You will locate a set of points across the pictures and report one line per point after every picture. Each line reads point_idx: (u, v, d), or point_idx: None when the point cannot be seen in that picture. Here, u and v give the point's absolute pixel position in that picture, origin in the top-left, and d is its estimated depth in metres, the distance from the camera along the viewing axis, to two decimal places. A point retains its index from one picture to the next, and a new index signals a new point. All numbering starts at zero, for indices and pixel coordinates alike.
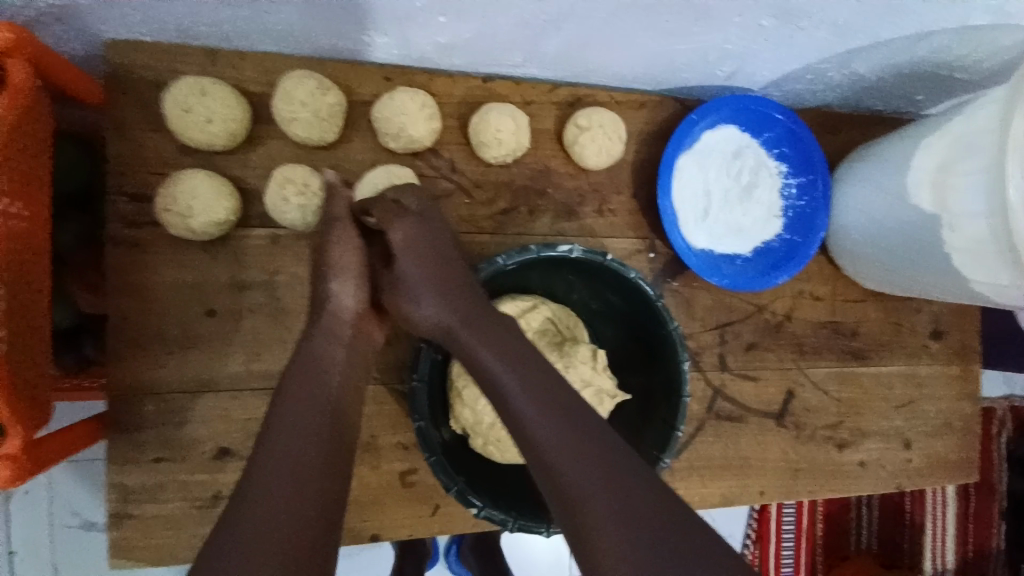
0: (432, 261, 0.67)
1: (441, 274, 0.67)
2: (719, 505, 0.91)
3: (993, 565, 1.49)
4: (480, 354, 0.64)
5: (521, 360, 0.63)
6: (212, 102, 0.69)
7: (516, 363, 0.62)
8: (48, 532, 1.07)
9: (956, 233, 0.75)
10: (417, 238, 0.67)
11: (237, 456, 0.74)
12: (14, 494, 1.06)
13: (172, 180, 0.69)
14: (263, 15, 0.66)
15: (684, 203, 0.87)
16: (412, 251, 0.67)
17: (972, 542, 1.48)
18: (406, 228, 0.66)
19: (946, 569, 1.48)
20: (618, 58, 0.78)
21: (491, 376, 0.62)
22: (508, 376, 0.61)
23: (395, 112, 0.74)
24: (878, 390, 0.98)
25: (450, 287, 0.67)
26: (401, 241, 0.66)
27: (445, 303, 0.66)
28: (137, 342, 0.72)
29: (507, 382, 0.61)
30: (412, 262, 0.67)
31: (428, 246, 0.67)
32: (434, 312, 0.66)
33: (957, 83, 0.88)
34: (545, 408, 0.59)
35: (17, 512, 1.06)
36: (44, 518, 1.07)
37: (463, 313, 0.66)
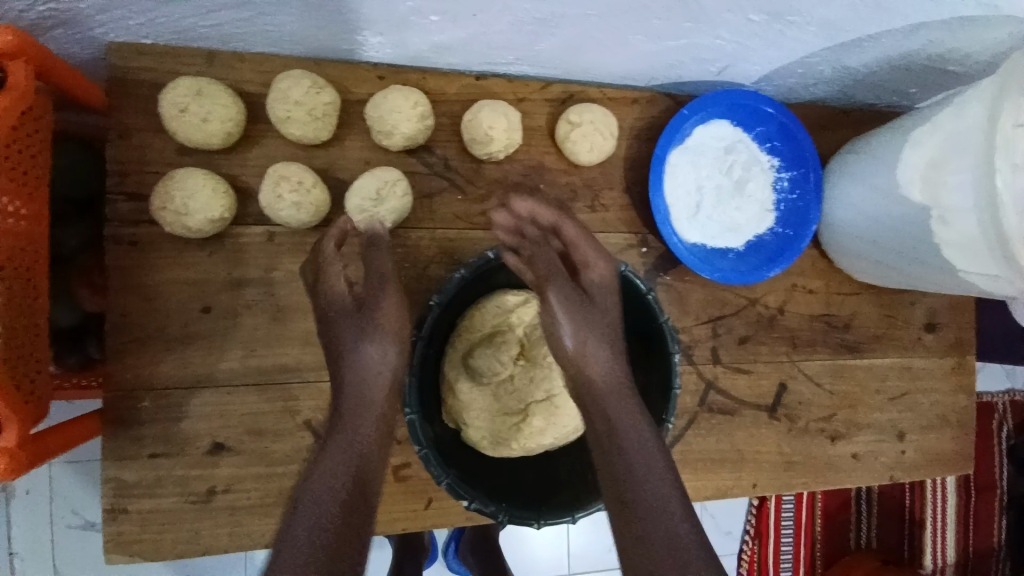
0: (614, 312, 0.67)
1: (618, 332, 0.67)
2: (713, 498, 0.92)
3: (993, 560, 1.50)
4: (618, 424, 0.61)
5: (647, 434, 0.60)
6: (208, 102, 0.70)
7: (643, 438, 0.60)
8: (50, 533, 1.09)
9: (946, 227, 0.75)
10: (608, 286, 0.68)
11: (234, 451, 0.75)
12: (18, 493, 1.08)
13: (168, 179, 0.70)
14: (257, 16, 0.66)
15: (677, 198, 0.88)
16: (598, 292, 0.68)
17: (972, 537, 1.49)
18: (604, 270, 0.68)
19: (947, 563, 1.48)
20: (611, 56, 0.79)
21: (617, 443, 0.60)
22: (632, 450, 0.59)
23: (388, 110, 0.75)
24: (872, 383, 0.99)
25: (616, 344, 0.66)
26: (597, 278, 0.68)
27: (610, 355, 0.65)
28: (136, 338, 0.73)
29: (632, 459, 0.59)
30: (604, 304, 0.67)
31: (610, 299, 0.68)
32: (603, 369, 0.64)
33: (950, 76, 0.88)
34: (661, 489, 0.57)
35: (20, 512, 1.08)
36: (46, 519, 1.08)
37: (617, 377, 0.64)
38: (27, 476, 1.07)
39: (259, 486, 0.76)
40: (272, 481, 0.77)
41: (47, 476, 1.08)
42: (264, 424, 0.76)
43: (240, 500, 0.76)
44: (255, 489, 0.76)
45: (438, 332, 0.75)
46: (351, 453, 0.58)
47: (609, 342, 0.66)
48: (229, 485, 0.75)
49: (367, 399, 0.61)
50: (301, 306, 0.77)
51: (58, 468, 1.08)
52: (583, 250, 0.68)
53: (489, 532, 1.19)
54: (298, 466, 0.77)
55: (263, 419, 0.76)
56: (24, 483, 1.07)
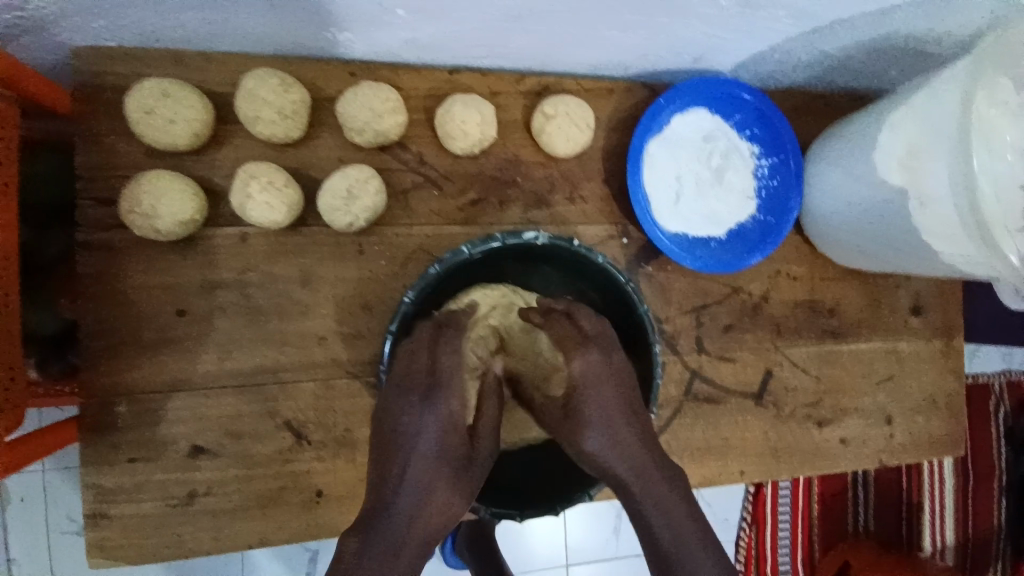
0: (611, 406, 0.67)
1: (625, 415, 0.68)
2: (701, 487, 0.92)
3: (993, 541, 1.49)
4: (639, 500, 0.65)
5: (662, 489, 0.65)
6: (173, 104, 0.69)
7: (661, 503, 0.64)
8: (47, 539, 1.09)
9: (923, 210, 0.74)
10: (595, 376, 0.68)
11: (213, 454, 0.75)
12: (12, 500, 1.07)
13: (136, 182, 0.70)
14: (221, 14, 0.66)
15: (656, 188, 0.87)
16: (588, 386, 0.68)
17: (971, 520, 1.48)
18: (592, 359, 0.68)
19: (945, 545, 1.47)
20: (583, 47, 0.78)
21: (641, 516, 0.64)
22: (658, 516, 0.64)
23: (359, 107, 0.74)
24: (858, 368, 0.98)
25: (626, 429, 0.67)
26: (582, 373, 0.68)
27: (615, 436, 0.67)
28: (111, 344, 0.73)
29: (655, 521, 0.64)
30: (593, 405, 0.67)
31: (605, 391, 0.68)
32: (617, 452, 0.66)
33: (929, 57, 0.87)
34: (688, 546, 0.62)
35: (16, 519, 1.08)
36: (42, 525, 1.08)
37: (633, 457, 0.66)
38: (22, 482, 1.07)
39: (239, 489, 0.76)
40: (253, 482, 0.76)
41: (42, 482, 1.08)
42: (243, 426, 0.76)
43: (220, 503, 0.76)
44: (236, 492, 0.76)
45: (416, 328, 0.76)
46: (429, 530, 0.61)
47: (617, 428, 0.67)
48: (209, 488, 0.75)
49: (438, 481, 0.63)
50: (277, 307, 0.77)
51: (53, 474, 1.08)
52: (567, 346, 0.70)
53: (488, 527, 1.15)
54: (279, 467, 0.77)
55: (242, 421, 0.76)
56: (18, 490, 1.07)
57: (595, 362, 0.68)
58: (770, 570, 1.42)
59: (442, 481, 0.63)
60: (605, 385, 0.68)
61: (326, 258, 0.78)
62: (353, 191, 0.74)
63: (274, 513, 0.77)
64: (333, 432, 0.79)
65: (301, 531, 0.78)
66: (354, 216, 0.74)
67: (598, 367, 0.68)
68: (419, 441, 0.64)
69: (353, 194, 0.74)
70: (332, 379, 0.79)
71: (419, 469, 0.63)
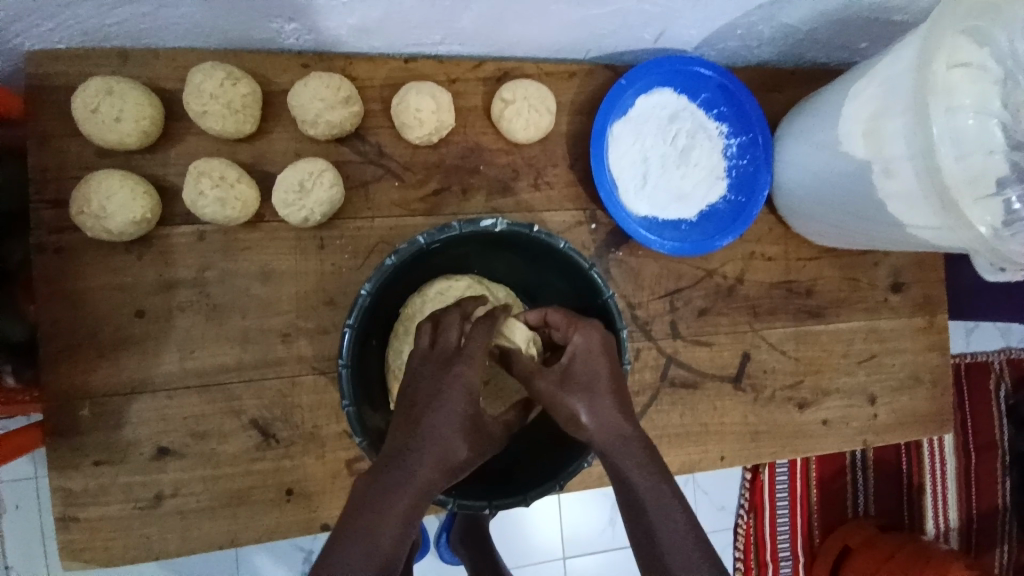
0: (603, 373, 0.63)
1: (615, 386, 0.64)
2: (680, 473, 0.91)
3: (998, 522, 1.46)
4: (621, 462, 0.61)
5: (651, 469, 0.61)
6: (119, 101, 0.68)
7: (644, 467, 0.61)
8: (43, 544, 1.08)
9: (889, 179, 0.73)
10: (598, 350, 0.65)
11: (179, 455, 0.75)
12: (6, 508, 1.07)
13: (85, 182, 0.69)
14: (159, 8, 0.64)
15: (622, 170, 0.85)
16: (586, 359, 0.64)
17: (975, 498, 1.45)
18: (593, 337, 0.65)
19: (949, 527, 1.44)
20: (538, 28, 0.76)
21: (626, 480, 0.61)
22: (641, 479, 0.60)
23: (310, 98, 0.73)
24: (837, 346, 0.97)
25: (612, 402, 0.63)
26: (580, 346, 0.65)
27: (610, 406, 0.63)
28: (71, 346, 0.73)
29: (639, 488, 0.60)
30: (588, 374, 0.63)
31: (599, 365, 0.64)
32: (605, 423, 0.62)
33: (895, 25, 0.85)
34: (668, 512, 0.59)
35: (10, 526, 1.07)
36: (38, 531, 1.08)
37: (620, 429, 0.62)
38: (15, 489, 1.07)
39: (207, 489, 0.75)
40: (220, 482, 0.76)
41: (36, 488, 1.07)
42: (208, 426, 0.75)
43: (189, 503, 0.75)
44: (204, 492, 0.75)
45: (377, 321, 0.73)
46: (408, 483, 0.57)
47: (602, 397, 0.63)
48: (176, 490, 0.75)
49: (452, 435, 0.60)
50: (238, 305, 0.76)
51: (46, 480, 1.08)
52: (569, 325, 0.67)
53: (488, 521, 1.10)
54: (246, 466, 0.76)
55: (207, 421, 0.75)
56: (12, 498, 1.07)
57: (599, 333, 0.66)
58: (769, 557, 1.39)
59: (454, 431, 0.60)
60: (600, 358, 0.64)
61: (286, 254, 0.77)
62: (304, 184, 0.73)
63: (242, 513, 0.76)
64: (301, 429, 0.78)
65: (271, 530, 0.77)
66: (307, 211, 0.73)
67: (596, 341, 0.65)
68: (438, 405, 0.60)
69: (305, 188, 0.73)
70: (297, 376, 0.78)
71: (434, 425, 0.59)
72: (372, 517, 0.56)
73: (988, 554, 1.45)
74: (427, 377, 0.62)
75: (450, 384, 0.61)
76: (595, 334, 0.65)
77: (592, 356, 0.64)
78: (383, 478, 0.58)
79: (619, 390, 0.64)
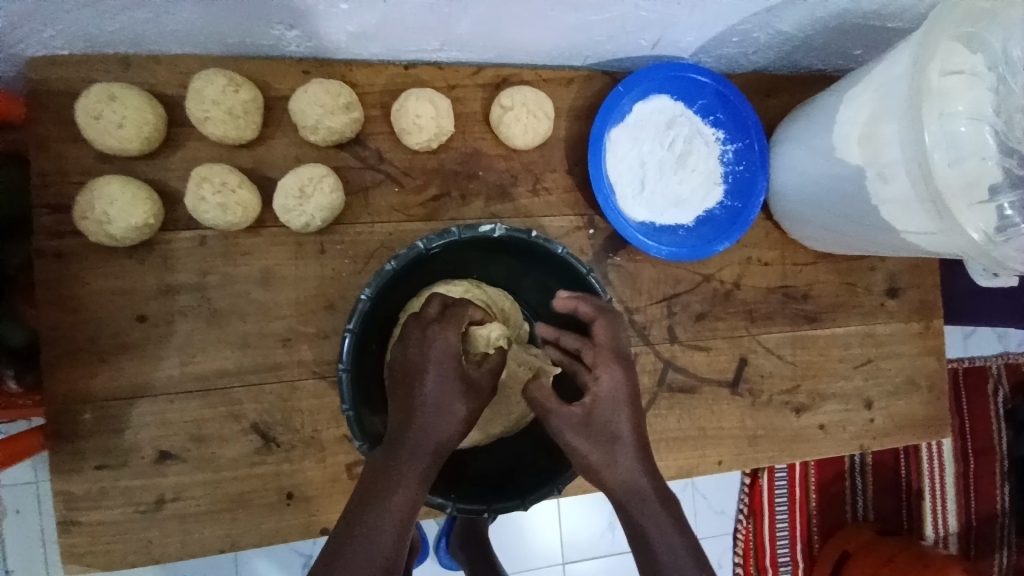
0: (624, 424, 0.63)
1: (636, 434, 0.64)
2: (678, 477, 0.91)
3: (998, 527, 1.46)
4: (631, 508, 0.63)
5: (659, 508, 0.63)
6: (122, 107, 0.69)
7: (653, 510, 0.63)
8: (42, 549, 1.08)
9: (884, 184, 0.74)
10: (620, 397, 0.64)
11: (178, 459, 0.75)
12: (7, 513, 1.07)
13: (88, 188, 0.70)
14: (161, 15, 0.65)
15: (620, 176, 0.86)
16: (604, 409, 0.63)
17: (974, 503, 1.45)
18: (616, 383, 0.64)
19: (949, 532, 1.44)
20: (536, 35, 0.78)
21: (635, 523, 0.63)
22: (650, 521, 0.62)
23: (310, 104, 0.74)
24: (834, 351, 0.97)
25: (632, 452, 0.64)
26: (606, 389, 0.64)
27: (628, 456, 0.63)
28: (72, 351, 0.73)
29: (647, 527, 0.62)
30: (608, 423, 0.63)
31: (622, 415, 0.64)
32: (623, 474, 0.63)
33: (890, 32, 0.86)
34: (674, 545, 0.62)
35: (9, 531, 1.07)
36: (37, 536, 1.08)
37: (634, 476, 0.63)
38: (16, 494, 1.07)
39: (206, 493, 0.76)
40: (220, 486, 0.76)
41: (36, 494, 1.08)
42: (208, 430, 0.76)
43: (188, 508, 0.75)
44: (203, 496, 0.76)
45: (377, 324, 0.74)
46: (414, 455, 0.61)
47: (622, 447, 0.63)
48: (176, 494, 0.75)
49: (446, 401, 0.62)
50: (238, 310, 0.77)
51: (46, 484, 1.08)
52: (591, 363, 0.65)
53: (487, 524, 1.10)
54: (246, 470, 0.77)
55: (207, 425, 0.76)
56: (12, 502, 1.07)
57: (623, 376, 0.65)
58: (769, 561, 1.40)
59: (447, 400, 0.62)
60: (623, 407, 0.64)
61: (286, 259, 0.78)
62: (304, 189, 0.73)
63: (242, 517, 0.77)
64: (300, 433, 0.78)
65: (270, 534, 0.78)
66: (306, 216, 0.74)
67: (620, 390, 0.64)
68: (428, 378, 0.62)
69: (304, 193, 0.73)
70: (297, 380, 0.78)
71: (431, 397, 0.62)
72: (383, 485, 0.60)
73: (987, 559, 1.45)
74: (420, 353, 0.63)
75: (436, 357, 0.62)
76: (617, 381, 0.64)
77: (616, 404, 0.64)
78: (390, 455, 0.61)
79: (638, 437, 0.64)
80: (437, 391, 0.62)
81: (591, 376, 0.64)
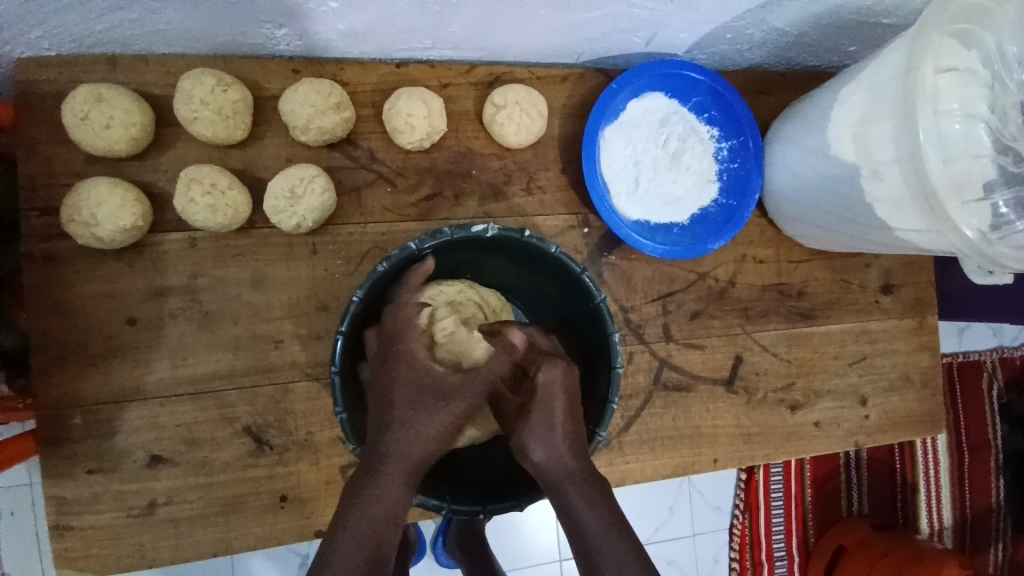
0: (558, 414, 0.63)
1: (570, 424, 0.64)
2: (673, 476, 0.91)
3: (992, 520, 1.47)
4: (570, 497, 0.62)
5: (595, 499, 0.62)
6: (108, 108, 0.68)
7: (593, 503, 0.62)
8: (38, 551, 1.08)
9: (877, 183, 0.74)
10: (560, 390, 0.64)
11: (171, 462, 0.75)
12: (2, 514, 1.06)
13: (75, 190, 0.69)
14: (148, 14, 0.64)
15: (614, 174, 0.86)
16: (539, 399, 0.64)
17: (969, 498, 1.46)
18: (556, 375, 0.63)
19: (943, 526, 1.45)
20: (529, 33, 0.77)
21: (572, 515, 0.62)
22: (590, 517, 0.61)
23: (300, 104, 0.73)
24: (829, 348, 0.97)
25: (563, 438, 0.64)
26: (544, 384, 0.63)
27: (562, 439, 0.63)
28: (62, 355, 0.72)
29: (589, 526, 0.61)
30: (545, 411, 0.63)
31: (559, 406, 0.64)
32: (552, 457, 0.63)
33: (884, 28, 0.86)
34: (613, 544, 0.60)
35: (5, 532, 1.07)
36: (33, 537, 1.07)
37: (567, 462, 0.63)
38: (11, 496, 1.06)
39: (199, 496, 0.75)
40: (213, 489, 0.76)
41: (30, 495, 1.07)
42: (201, 433, 0.75)
43: (182, 511, 0.75)
44: (197, 499, 0.75)
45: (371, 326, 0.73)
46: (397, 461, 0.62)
47: (557, 434, 0.64)
48: (169, 497, 0.75)
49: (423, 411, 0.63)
50: (230, 312, 0.76)
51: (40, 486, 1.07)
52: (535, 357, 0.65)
53: (484, 525, 1.10)
54: (239, 473, 0.76)
55: (199, 428, 0.75)
56: (7, 504, 1.06)
57: (567, 370, 0.64)
58: (764, 557, 1.40)
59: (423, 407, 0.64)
60: (559, 399, 0.63)
61: (278, 260, 0.77)
62: (296, 190, 0.73)
63: (235, 520, 0.76)
64: (294, 435, 0.78)
65: (264, 537, 0.77)
66: (298, 217, 0.73)
67: (558, 382, 0.63)
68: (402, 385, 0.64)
69: (296, 194, 0.73)
70: (290, 382, 0.78)
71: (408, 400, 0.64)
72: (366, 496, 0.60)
73: (981, 552, 1.46)
74: (399, 360, 0.65)
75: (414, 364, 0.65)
76: (556, 370, 0.63)
77: (552, 399, 0.63)
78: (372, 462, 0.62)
79: (575, 426, 0.64)
80: (410, 397, 0.64)
81: (533, 369, 0.64)
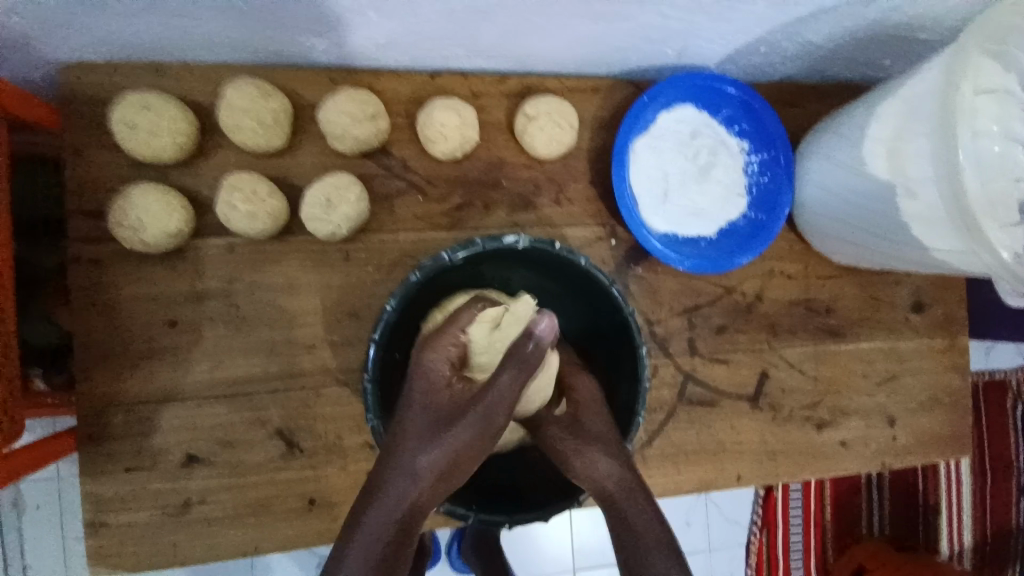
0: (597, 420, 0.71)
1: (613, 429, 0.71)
2: (695, 491, 0.91)
3: (1016, 543, 1.43)
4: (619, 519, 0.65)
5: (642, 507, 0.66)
6: (157, 116, 0.71)
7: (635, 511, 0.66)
8: (61, 546, 1.10)
9: (912, 201, 0.74)
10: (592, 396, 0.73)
11: (205, 462, 0.76)
12: (28, 508, 1.09)
13: (121, 196, 0.72)
14: (196, 26, 0.67)
15: (643, 187, 0.86)
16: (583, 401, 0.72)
17: (991, 519, 1.42)
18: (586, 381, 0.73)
19: (965, 547, 1.42)
20: (562, 45, 0.78)
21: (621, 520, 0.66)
22: None
23: (337, 115, 0.75)
24: (857, 366, 0.96)
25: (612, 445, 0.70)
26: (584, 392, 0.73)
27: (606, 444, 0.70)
28: (104, 356, 0.74)
29: None
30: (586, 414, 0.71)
31: (596, 413, 0.71)
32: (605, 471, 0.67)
33: (918, 45, 0.85)
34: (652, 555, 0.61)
35: (30, 525, 1.09)
36: (57, 531, 1.10)
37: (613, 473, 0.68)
38: (38, 489, 1.09)
39: (231, 497, 0.77)
40: (244, 490, 0.77)
41: (56, 489, 1.10)
42: (234, 434, 0.77)
43: (214, 511, 0.76)
44: (229, 500, 0.77)
45: (399, 334, 0.74)
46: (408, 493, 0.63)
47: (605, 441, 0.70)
48: (203, 497, 0.76)
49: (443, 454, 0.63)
50: (263, 316, 0.78)
51: (65, 482, 1.10)
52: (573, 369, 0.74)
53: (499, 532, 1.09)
54: (269, 475, 0.78)
55: (232, 430, 0.77)
56: (33, 497, 1.09)
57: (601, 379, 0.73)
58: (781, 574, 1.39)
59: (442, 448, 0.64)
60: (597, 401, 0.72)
61: (312, 266, 0.79)
62: (334, 200, 0.74)
63: (264, 522, 0.78)
64: (323, 439, 0.79)
65: (291, 539, 0.78)
66: (333, 228, 0.75)
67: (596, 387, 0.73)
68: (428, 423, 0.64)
69: (332, 204, 0.74)
70: (320, 387, 0.79)
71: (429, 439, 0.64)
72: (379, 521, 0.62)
73: None
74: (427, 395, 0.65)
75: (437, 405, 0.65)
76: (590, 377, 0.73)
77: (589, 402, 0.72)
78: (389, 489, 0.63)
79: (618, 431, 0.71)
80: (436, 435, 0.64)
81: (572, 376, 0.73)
